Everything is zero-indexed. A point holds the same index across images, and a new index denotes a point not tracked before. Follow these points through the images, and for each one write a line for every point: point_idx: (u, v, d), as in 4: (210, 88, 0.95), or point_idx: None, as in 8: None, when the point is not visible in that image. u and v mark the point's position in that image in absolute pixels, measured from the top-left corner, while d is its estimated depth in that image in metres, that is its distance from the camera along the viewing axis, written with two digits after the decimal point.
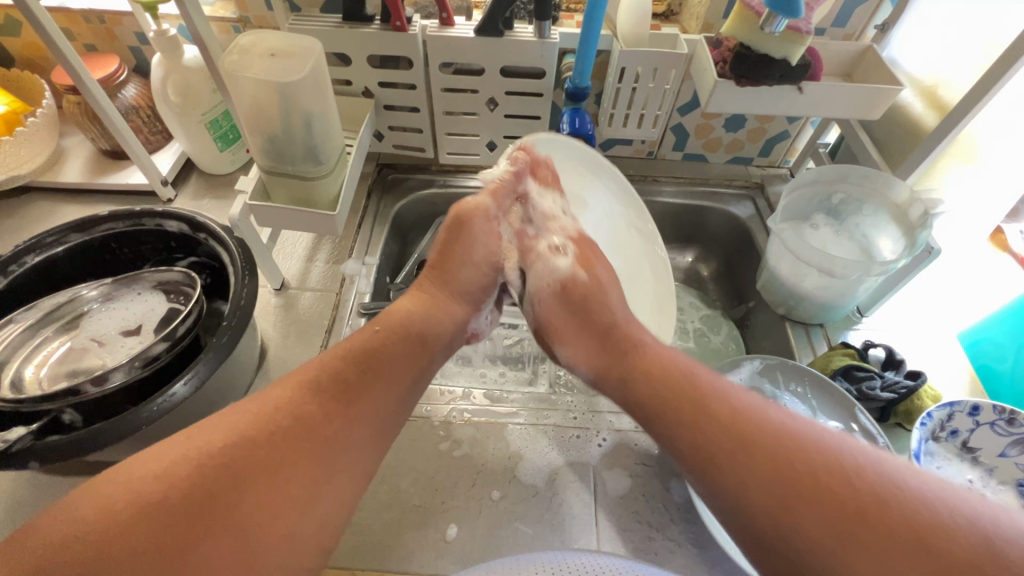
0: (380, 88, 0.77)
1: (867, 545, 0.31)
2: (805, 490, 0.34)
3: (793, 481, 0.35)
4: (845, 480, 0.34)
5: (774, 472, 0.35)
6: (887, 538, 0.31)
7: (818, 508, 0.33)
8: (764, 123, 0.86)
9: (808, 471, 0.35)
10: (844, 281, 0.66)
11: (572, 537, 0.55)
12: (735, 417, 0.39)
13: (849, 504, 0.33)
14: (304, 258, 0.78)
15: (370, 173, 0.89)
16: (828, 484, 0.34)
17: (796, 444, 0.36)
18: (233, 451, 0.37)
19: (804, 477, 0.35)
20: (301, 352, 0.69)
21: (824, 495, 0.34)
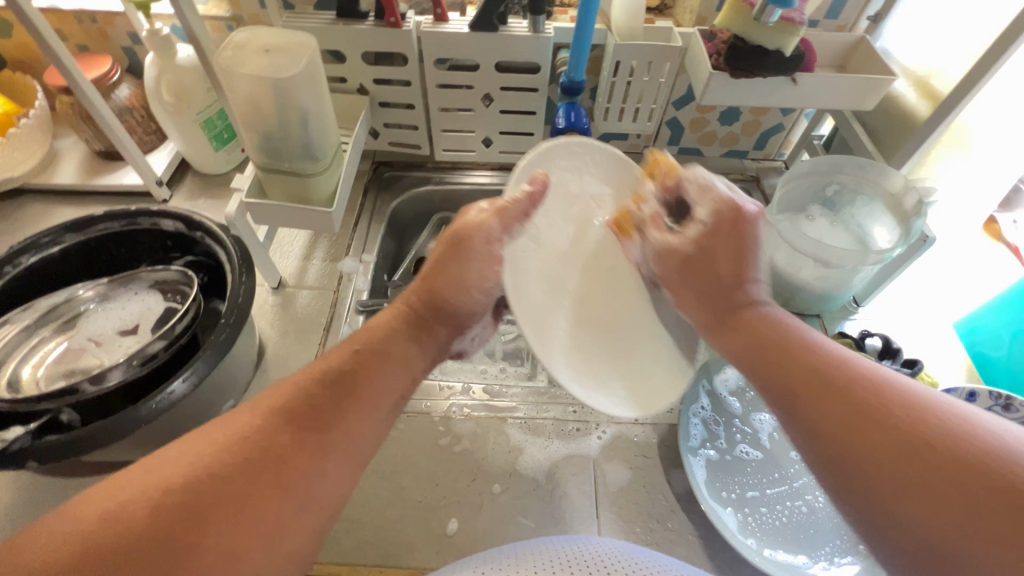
0: (375, 85, 0.77)
1: (913, 472, 0.33)
2: (898, 453, 0.34)
3: (878, 444, 0.34)
4: (937, 441, 0.33)
5: (869, 435, 0.35)
6: (931, 469, 0.32)
7: (903, 470, 0.33)
8: (759, 115, 0.86)
9: (903, 428, 0.34)
10: (840, 271, 0.66)
11: (573, 529, 0.55)
12: (791, 352, 0.42)
13: (892, 433, 0.34)
14: (301, 256, 0.78)
15: (366, 171, 0.89)
16: (922, 451, 0.33)
17: (900, 407, 0.35)
18: (229, 461, 0.35)
19: (894, 438, 0.34)
20: (299, 350, 0.69)
21: (882, 432, 0.35)
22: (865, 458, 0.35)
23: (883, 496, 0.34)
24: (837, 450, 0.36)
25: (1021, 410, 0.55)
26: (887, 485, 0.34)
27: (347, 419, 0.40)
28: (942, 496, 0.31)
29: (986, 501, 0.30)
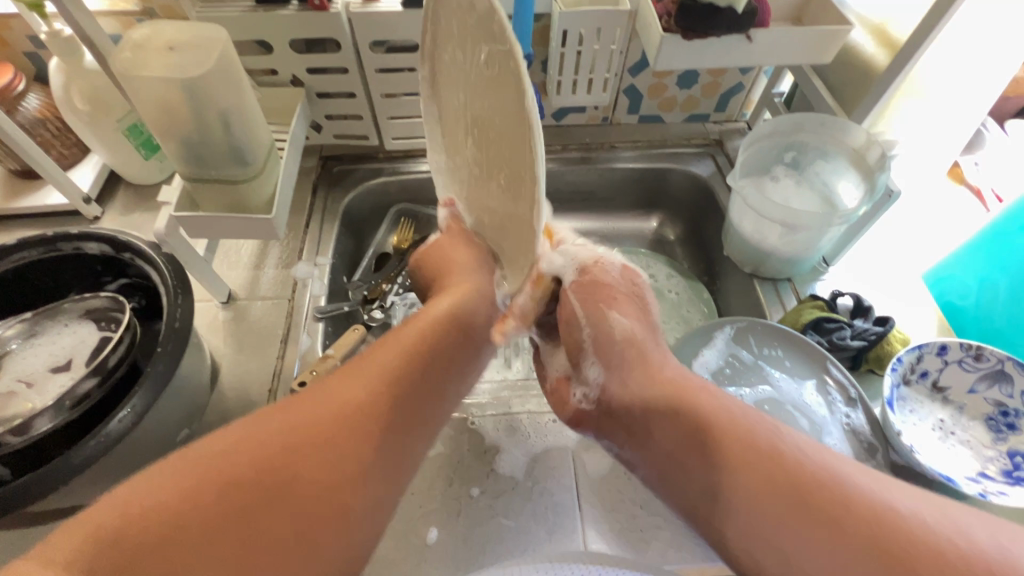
0: (309, 75, 0.71)
1: (763, 500, 0.37)
2: (743, 495, 0.38)
3: (738, 468, 0.39)
4: (777, 454, 0.39)
5: (709, 448, 0.41)
6: (789, 505, 0.36)
7: (788, 496, 0.37)
8: (718, 77, 0.83)
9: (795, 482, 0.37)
10: (807, 233, 0.65)
11: (555, 526, 0.54)
12: (711, 425, 0.42)
13: (771, 475, 0.38)
14: (251, 266, 0.74)
15: (313, 167, 0.84)
16: (728, 446, 0.40)
17: (733, 422, 0.42)
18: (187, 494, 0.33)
19: (731, 423, 0.41)
20: (256, 366, 0.65)
21: (750, 469, 0.38)
22: (744, 494, 0.38)
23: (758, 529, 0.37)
24: (750, 503, 0.38)
25: (991, 359, 0.55)
26: (781, 534, 0.36)
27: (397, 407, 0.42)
28: (823, 530, 0.35)
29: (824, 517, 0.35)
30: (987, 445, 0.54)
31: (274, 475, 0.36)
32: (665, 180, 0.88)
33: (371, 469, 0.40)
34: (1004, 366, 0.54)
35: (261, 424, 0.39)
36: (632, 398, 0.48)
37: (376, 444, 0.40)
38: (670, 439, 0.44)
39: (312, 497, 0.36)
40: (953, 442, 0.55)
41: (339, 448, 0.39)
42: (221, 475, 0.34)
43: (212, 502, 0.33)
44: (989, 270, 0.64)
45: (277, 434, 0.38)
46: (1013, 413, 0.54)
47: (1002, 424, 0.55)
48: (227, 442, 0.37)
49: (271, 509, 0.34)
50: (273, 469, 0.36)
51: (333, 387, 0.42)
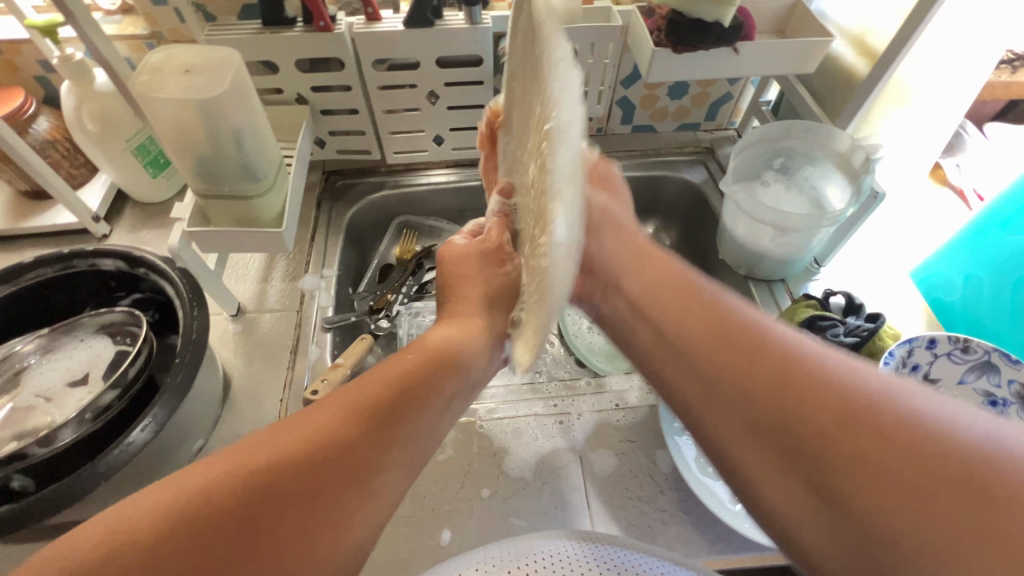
0: (314, 93, 0.74)
1: (826, 461, 0.31)
2: (800, 453, 0.32)
3: (772, 405, 0.34)
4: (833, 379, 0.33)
5: (754, 404, 0.35)
6: (858, 458, 0.30)
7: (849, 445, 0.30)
8: (706, 87, 0.86)
9: (882, 445, 0.30)
10: (798, 235, 0.67)
11: (565, 524, 0.55)
12: (770, 363, 0.36)
13: (831, 434, 0.31)
14: (259, 279, 0.75)
15: (317, 182, 0.86)
16: (783, 391, 0.34)
17: (791, 363, 0.35)
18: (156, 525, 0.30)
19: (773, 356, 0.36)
20: (267, 376, 0.66)
21: (806, 426, 0.32)
22: (796, 433, 0.33)
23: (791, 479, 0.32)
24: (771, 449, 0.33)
25: (978, 350, 0.57)
26: (808, 479, 0.32)
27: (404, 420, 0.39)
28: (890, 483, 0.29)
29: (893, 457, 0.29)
30: None
31: (254, 506, 0.32)
32: (659, 187, 0.91)
33: (353, 480, 0.35)
34: (991, 357, 0.57)
35: (234, 457, 0.34)
36: (674, 331, 0.42)
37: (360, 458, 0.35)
38: (721, 392, 0.37)
39: (295, 526, 0.32)
40: None
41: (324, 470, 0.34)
42: (198, 510, 0.31)
43: (186, 542, 0.30)
44: (973, 268, 0.67)
45: (250, 467, 0.33)
46: (1002, 403, 0.57)
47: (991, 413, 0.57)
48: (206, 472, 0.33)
49: (251, 553, 0.30)
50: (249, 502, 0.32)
51: (313, 413, 0.37)
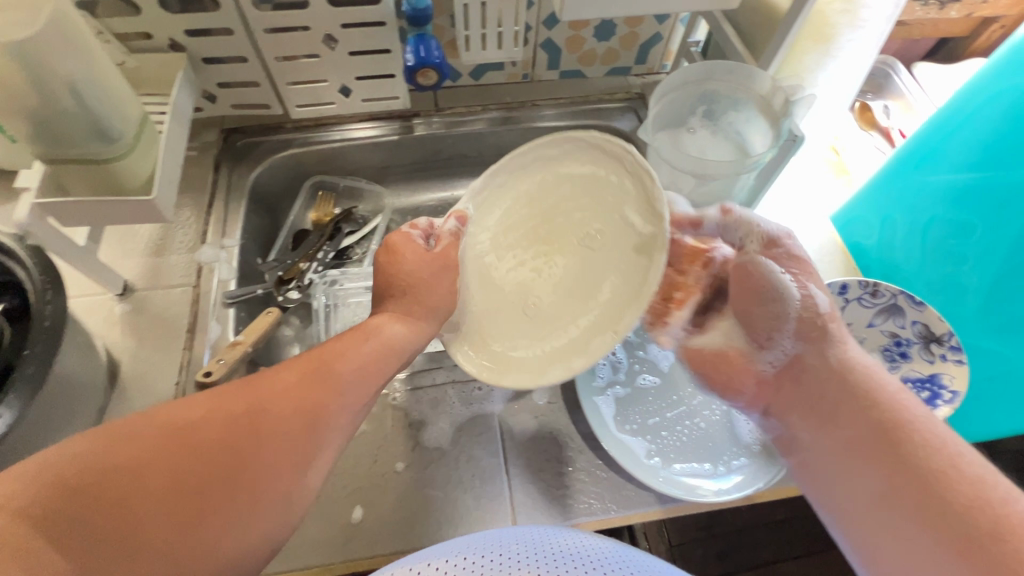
0: (189, 38, 0.64)
1: (917, 514, 0.38)
2: (892, 481, 0.40)
3: (877, 452, 0.42)
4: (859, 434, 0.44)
5: (855, 443, 0.44)
6: (913, 485, 0.39)
7: (907, 501, 0.39)
8: (634, 27, 0.81)
9: (908, 471, 0.40)
10: (720, 183, 0.65)
11: (481, 491, 0.54)
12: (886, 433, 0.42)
13: (900, 453, 0.41)
14: (149, 252, 0.68)
15: (214, 142, 0.78)
16: (902, 465, 0.40)
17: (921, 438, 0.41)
18: (102, 464, 0.33)
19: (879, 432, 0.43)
20: (161, 360, 0.61)
21: (902, 466, 0.40)
22: (836, 452, 0.45)
23: (881, 490, 0.41)
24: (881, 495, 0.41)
25: (886, 294, 0.58)
26: (916, 530, 0.38)
27: (342, 390, 0.44)
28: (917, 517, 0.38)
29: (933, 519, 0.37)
30: None
31: (205, 467, 0.36)
32: None
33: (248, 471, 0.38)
34: (898, 300, 0.57)
35: (184, 408, 0.38)
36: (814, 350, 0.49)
37: (256, 458, 0.38)
38: (856, 432, 0.44)
39: (248, 479, 0.38)
40: None
41: (233, 456, 0.38)
42: (129, 463, 0.34)
43: (129, 491, 0.33)
44: (889, 210, 0.67)
45: (210, 416, 0.38)
46: (906, 343, 0.57)
47: (896, 353, 0.58)
48: (155, 422, 0.37)
49: (214, 479, 0.36)
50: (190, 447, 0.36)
51: (281, 371, 0.43)
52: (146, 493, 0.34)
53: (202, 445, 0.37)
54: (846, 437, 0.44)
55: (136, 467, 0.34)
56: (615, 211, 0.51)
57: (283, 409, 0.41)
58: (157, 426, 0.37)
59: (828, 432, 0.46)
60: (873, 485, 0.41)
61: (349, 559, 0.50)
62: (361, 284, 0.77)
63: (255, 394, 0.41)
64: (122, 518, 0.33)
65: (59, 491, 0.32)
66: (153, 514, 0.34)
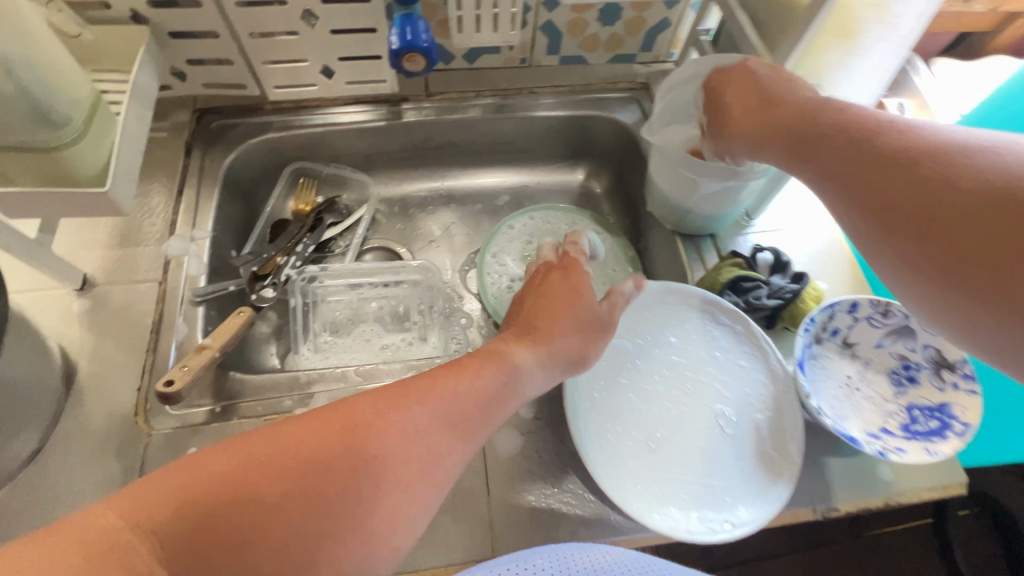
0: (152, 9, 0.59)
1: (923, 237, 0.32)
2: (889, 202, 0.34)
3: (864, 172, 0.36)
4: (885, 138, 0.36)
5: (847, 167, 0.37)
6: (906, 202, 0.33)
7: (976, 275, 0.30)
8: (641, 12, 0.75)
9: (895, 182, 0.34)
10: (727, 188, 0.61)
11: (461, 512, 0.51)
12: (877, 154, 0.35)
13: (879, 163, 0.35)
14: (111, 243, 0.63)
15: (185, 123, 0.72)
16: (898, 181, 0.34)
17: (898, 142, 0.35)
18: (213, 493, 0.28)
19: (907, 141, 0.35)
20: (122, 362, 0.57)
21: (906, 176, 0.33)
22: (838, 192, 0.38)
23: (906, 272, 0.34)
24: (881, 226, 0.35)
25: (897, 315, 0.55)
26: (940, 290, 0.32)
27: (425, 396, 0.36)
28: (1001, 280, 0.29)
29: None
30: (889, 399, 0.54)
31: (318, 496, 0.30)
32: (589, 129, 0.83)
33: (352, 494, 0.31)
34: (909, 322, 0.54)
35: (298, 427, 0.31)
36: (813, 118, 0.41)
37: (366, 480, 0.31)
38: (839, 165, 0.38)
39: (365, 506, 0.31)
40: (858, 398, 0.55)
41: (344, 467, 0.31)
42: (234, 479, 0.28)
43: (234, 526, 0.27)
44: None
45: (325, 431, 0.31)
46: (915, 367, 0.55)
47: (903, 377, 0.55)
48: (264, 446, 0.30)
49: (330, 512, 0.30)
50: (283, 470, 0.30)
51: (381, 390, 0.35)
52: (258, 535, 0.28)
53: (310, 471, 0.30)
54: (834, 167, 0.38)
55: (265, 498, 0.28)
56: (682, 346, 0.57)
57: (387, 421, 0.33)
58: (275, 450, 0.30)
59: (819, 177, 0.40)
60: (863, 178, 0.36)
61: None
62: (345, 282, 0.73)
63: (358, 404, 0.34)
64: (250, 561, 0.27)
65: (178, 534, 0.26)
66: (270, 557, 0.28)
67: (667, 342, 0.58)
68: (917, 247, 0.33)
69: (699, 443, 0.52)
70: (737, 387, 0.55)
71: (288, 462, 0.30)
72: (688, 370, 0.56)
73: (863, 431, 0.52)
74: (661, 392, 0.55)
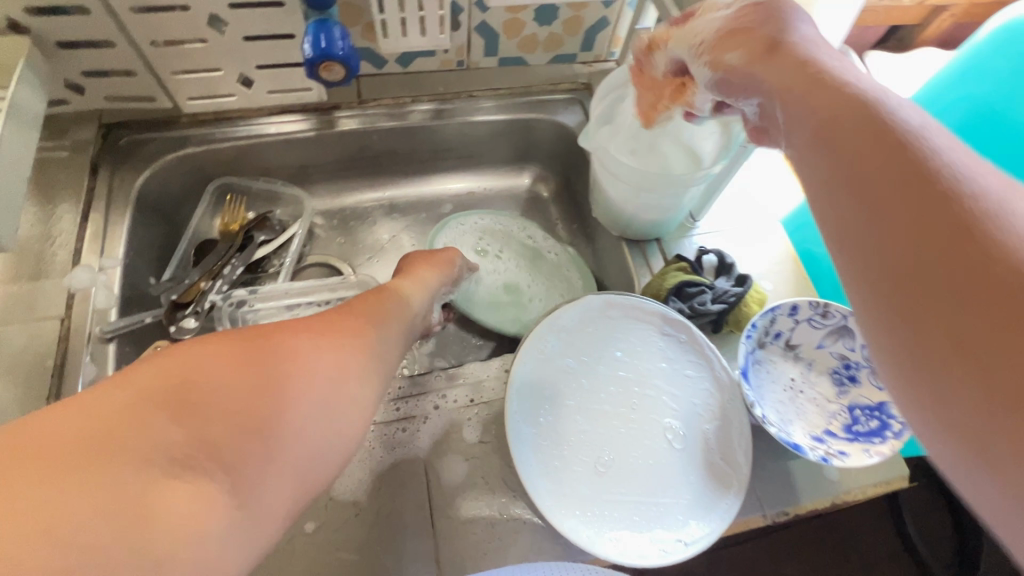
0: (34, 17, 0.53)
1: (965, 347, 0.23)
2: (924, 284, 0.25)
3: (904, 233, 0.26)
4: (902, 181, 0.27)
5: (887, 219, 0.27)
6: (959, 292, 0.24)
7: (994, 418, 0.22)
8: (579, 11, 0.73)
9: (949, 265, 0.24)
10: (668, 193, 0.60)
11: (403, 549, 0.48)
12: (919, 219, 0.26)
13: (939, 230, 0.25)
14: (5, 277, 0.57)
15: (89, 139, 0.66)
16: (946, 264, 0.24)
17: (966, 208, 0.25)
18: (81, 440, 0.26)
19: (915, 193, 0.26)
20: (20, 411, 0.51)
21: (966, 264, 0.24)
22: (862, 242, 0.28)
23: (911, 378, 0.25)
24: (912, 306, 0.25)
25: (836, 315, 0.55)
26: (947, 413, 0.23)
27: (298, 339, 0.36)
28: (910, 312, 0.25)
29: (981, 298, 0.23)
30: (832, 399, 0.55)
31: (203, 440, 0.29)
32: (533, 131, 0.80)
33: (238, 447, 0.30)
34: (847, 321, 0.55)
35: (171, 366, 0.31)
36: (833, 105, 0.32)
37: (258, 418, 0.31)
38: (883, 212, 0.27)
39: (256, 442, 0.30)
40: (802, 401, 0.55)
41: (235, 409, 0.30)
42: (102, 422, 0.27)
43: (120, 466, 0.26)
44: None
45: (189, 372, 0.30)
46: (855, 366, 0.55)
47: (844, 377, 0.55)
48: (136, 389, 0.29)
49: (225, 442, 0.29)
50: (168, 396, 0.29)
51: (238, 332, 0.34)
52: (152, 467, 0.27)
53: (184, 410, 0.29)
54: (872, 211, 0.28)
55: (143, 432, 0.27)
56: (630, 362, 0.56)
57: (262, 359, 0.33)
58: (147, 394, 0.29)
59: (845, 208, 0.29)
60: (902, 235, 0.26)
61: None
62: (278, 304, 0.68)
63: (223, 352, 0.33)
64: (143, 494, 0.26)
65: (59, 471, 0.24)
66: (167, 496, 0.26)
67: (613, 358, 0.56)
68: (906, 354, 0.25)
69: (652, 461, 0.51)
70: (684, 398, 0.54)
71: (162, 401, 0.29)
72: (635, 385, 0.55)
73: (808, 435, 0.53)
74: (609, 411, 0.53)
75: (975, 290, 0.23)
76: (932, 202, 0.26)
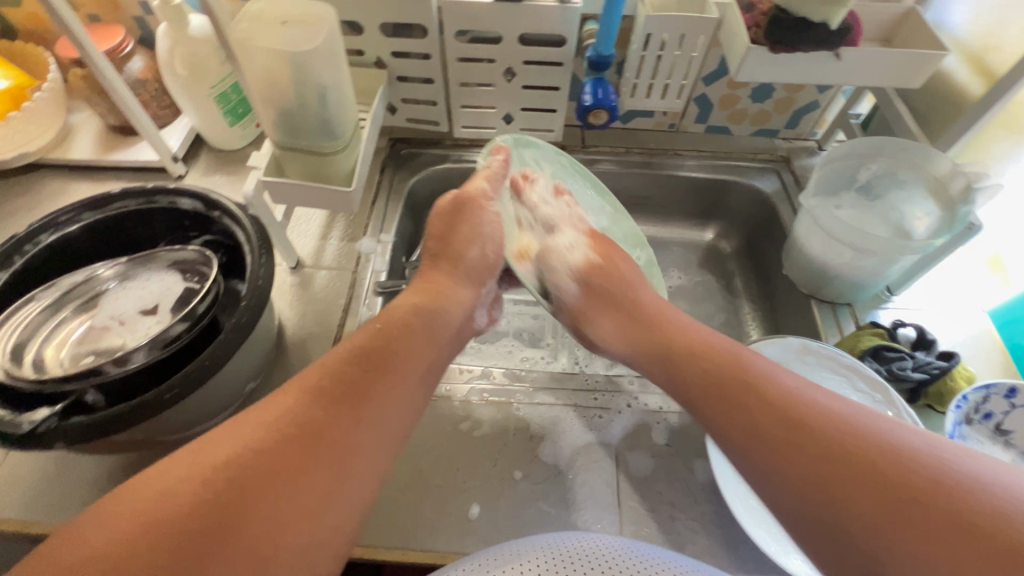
0: (393, 58, 0.74)
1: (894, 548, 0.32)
2: (873, 503, 0.34)
3: (821, 467, 0.37)
4: (828, 426, 0.38)
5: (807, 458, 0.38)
6: (878, 512, 0.33)
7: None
8: (793, 93, 0.82)
9: (872, 487, 0.34)
10: (877, 260, 0.64)
11: (592, 516, 0.55)
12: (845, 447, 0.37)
13: (869, 470, 0.35)
14: (318, 235, 0.77)
15: (383, 147, 0.87)
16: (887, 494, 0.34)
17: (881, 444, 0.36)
18: (206, 480, 0.36)
19: (841, 439, 0.37)
20: (318, 332, 0.68)
21: (892, 493, 0.34)
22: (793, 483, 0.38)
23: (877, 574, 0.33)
24: (852, 523, 0.34)
25: None
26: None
27: (380, 377, 0.47)
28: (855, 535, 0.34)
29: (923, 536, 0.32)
30: None
31: (306, 457, 0.39)
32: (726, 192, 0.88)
33: (301, 474, 0.39)
34: None
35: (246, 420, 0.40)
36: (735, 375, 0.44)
37: (338, 439, 0.42)
38: (794, 460, 0.38)
39: (330, 462, 0.41)
40: None
41: (303, 445, 0.40)
42: (226, 465, 0.37)
43: (217, 505, 0.35)
44: None
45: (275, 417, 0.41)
46: None
47: None
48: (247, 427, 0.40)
49: (308, 470, 0.39)
50: (307, 432, 0.41)
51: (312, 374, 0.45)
52: (262, 496, 0.37)
53: (296, 435, 0.40)
54: (792, 455, 0.38)
55: (247, 464, 0.37)
56: None
57: (329, 379, 0.45)
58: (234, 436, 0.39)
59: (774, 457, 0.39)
60: (817, 472, 0.37)
61: (461, 553, 0.53)
62: None
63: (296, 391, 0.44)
64: (261, 510, 0.36)
65: (202, 509, 0.35)
66: (273, 510, 0.37)
67: None
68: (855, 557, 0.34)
69: None
70: None
71: (256, 438, 0.39)
72: None
73: None
74: None
75: (894, 515, 0.33)
76: (852, 447, 0.37)
